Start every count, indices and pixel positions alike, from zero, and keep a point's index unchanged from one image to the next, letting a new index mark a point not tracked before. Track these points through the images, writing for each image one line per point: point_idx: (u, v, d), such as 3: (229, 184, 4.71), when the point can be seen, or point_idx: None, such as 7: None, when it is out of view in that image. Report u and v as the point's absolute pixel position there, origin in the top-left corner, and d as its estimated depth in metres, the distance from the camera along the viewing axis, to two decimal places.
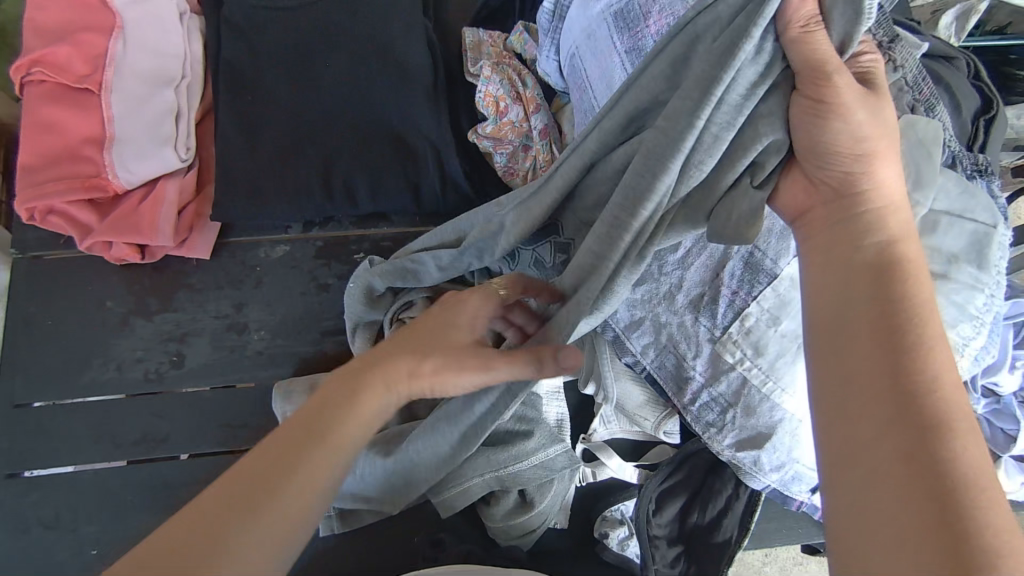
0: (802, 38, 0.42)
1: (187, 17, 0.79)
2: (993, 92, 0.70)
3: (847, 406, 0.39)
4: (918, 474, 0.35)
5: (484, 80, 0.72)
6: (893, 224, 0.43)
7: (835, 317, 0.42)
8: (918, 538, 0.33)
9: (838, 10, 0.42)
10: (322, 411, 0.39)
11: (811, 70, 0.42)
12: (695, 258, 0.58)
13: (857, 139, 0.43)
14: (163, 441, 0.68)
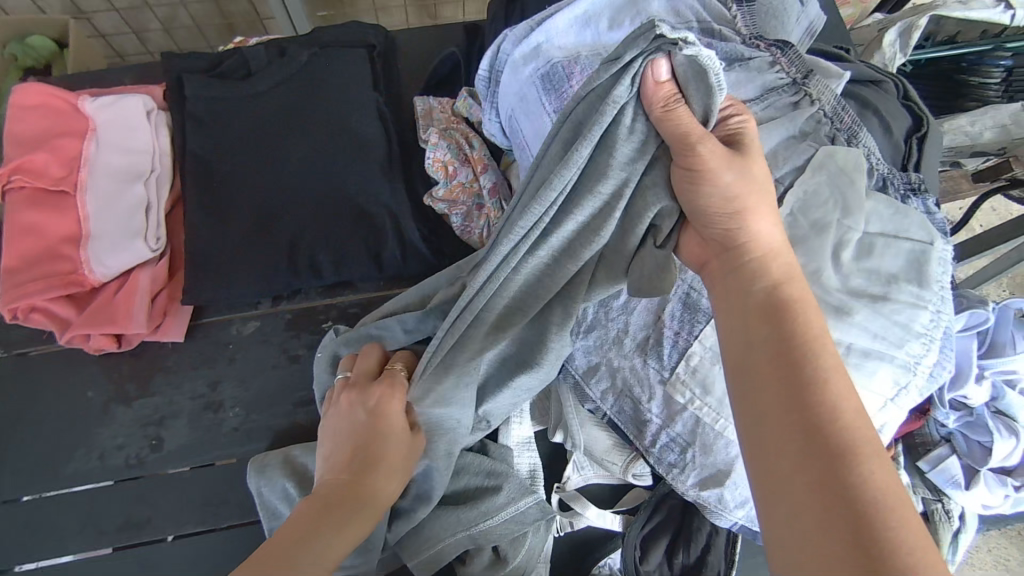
0: (665, 116, 0.47)
1: (154, 114, 0.82)
2: (924, 110, 0.71)
3: (763, 442, 0.43)
4: (830, 503, 0.39)
5: (431, 147, 0.75)
6: (775, 267, 0.49)
7: (741, 363, 0.47)
8: (841, 566, 0.37)
9: (691, 83, 0.46)
10: (326, 505, 0.50)
11: (677, 145, 0.47)
12: (637, 303, 0.61)
13: (726, 200, 0.49)
14: (146, 524, 0.70)
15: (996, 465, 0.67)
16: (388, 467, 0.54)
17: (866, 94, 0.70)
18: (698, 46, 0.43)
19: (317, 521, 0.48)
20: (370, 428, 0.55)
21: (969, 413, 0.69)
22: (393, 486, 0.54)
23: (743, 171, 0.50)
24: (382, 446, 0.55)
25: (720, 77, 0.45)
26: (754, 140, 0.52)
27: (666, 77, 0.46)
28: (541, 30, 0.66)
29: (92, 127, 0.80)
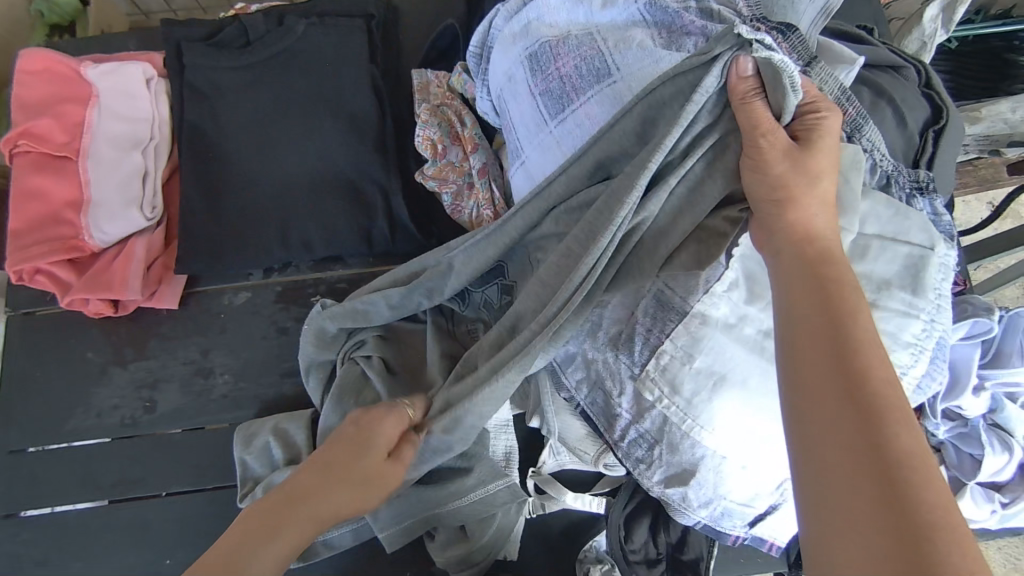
0: (742, 107, 0.51)
1: (154, 82, 0.83)
2: (946, 100, 0.66)
3: (802, 403, 0.46)
4: (865, 461, 0.41)
5: (420, 125, 0.74)
6: (819, 247, 0.51)
7: (788, 334, 0.49)
8: (867, 516, 0.40)
9: (769, 83, 0.50)
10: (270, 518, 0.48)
11: (746, 136, 0.52)
12: (612, 296, 0.60)
13: (772, 187, 0.52)
14: (140, 481, 0.73)
15: (985, 479, 0.65)
16: (338, 489, 0.50)
17: (883, 81, 0.65)
18: (773, 50, 0.48)
19: (252, 536, 0.47)
20: (343, 446, 0.52)
21: (963, 424, 0.66)
22: (344, 509, 0.50)
23: (796, 162, 0.52)
24: (353, 468, 0.51)
25: (795, 78, 0.49)
26: (827, 139, 0.52)
27: (751, 73, 0.50)
28: (532, 7, 0.65)
29: (93, 93, 0.80)
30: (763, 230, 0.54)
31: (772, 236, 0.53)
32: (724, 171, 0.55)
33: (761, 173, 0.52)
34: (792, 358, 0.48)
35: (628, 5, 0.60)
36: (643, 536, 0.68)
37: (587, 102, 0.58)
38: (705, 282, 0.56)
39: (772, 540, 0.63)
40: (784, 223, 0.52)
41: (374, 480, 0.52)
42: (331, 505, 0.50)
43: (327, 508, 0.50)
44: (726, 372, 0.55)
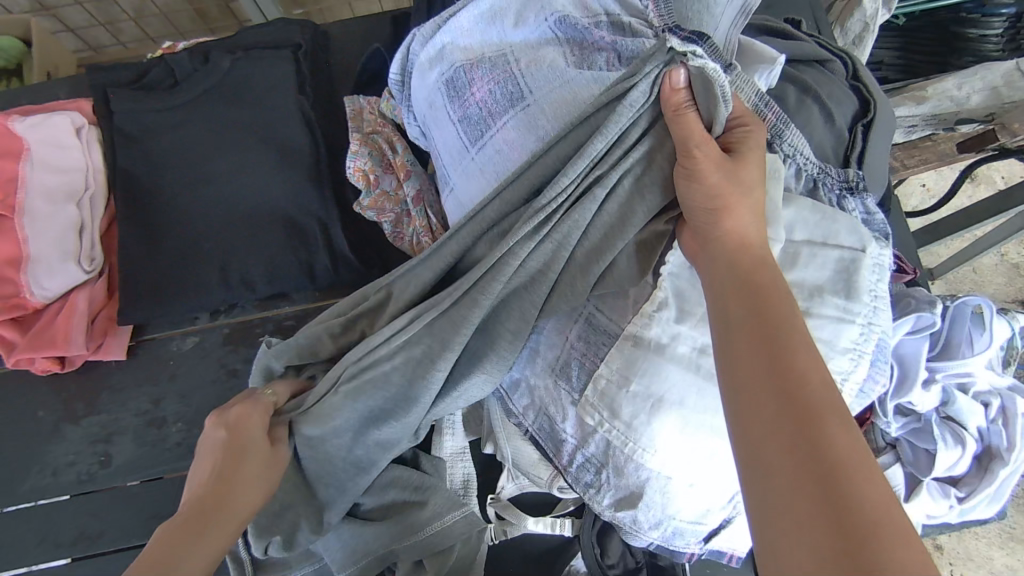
0: (675, 119, 0.52)
1: (83, 130, 0.82)
2: (874, 91, 0.65)
3: (741, 411, 0.43)
4: (802, 463, 0.39)
5: (351, 155, 0.73)
6: (750, 258, 0.50)
7: (724, 340, 0.47)
8: (808, 522, 0.37)
9: (700, 92, 0.51)
10: (186, 521, 0.50)
11: (679, 146, 0.52)
12: (548, 320, 0.60)
13: (709, 194, 0.51)
14: (100, 536, 0.72)
15: (940, 473, 0.65)
16: (240, 479, 0.55)
17: (809, 78, 0.64)
18: (706, 58, 0.49)
19: (175, 540, 0.49)
20: (226, 450, 0.56)
21: (916, 419, 0.65)
22: (252, 496, 0.55)
23: (728, 171, 0.51)
24: (244, 460, 0.56)
25: (725, 88, 0.50)
26: (756, 147, 0.53)
27: (683, 85, 0.52)
28: (447, 30, 0.64)
29: (24, 146, 0.77)
30: (697, 237, 0.53)
31: (706, 243, 0.52)
32: (654, 184, 0.54)
33: (695, 182, 0.52)
34: (729, 365, 0.46)
35: (539, 22, 0.59)
36: (617, 548, 0.68)
37: (504, 127, 0.58)
38: (632, 303, 0.56)
39: (731, 552, 0.62)
40: (718, 231, 0.51)
41: (268, 466, 0.57)
42: (238, 497, 0.54)
43: (239, 499, 0.54)
44: (663, 394, 0.54)
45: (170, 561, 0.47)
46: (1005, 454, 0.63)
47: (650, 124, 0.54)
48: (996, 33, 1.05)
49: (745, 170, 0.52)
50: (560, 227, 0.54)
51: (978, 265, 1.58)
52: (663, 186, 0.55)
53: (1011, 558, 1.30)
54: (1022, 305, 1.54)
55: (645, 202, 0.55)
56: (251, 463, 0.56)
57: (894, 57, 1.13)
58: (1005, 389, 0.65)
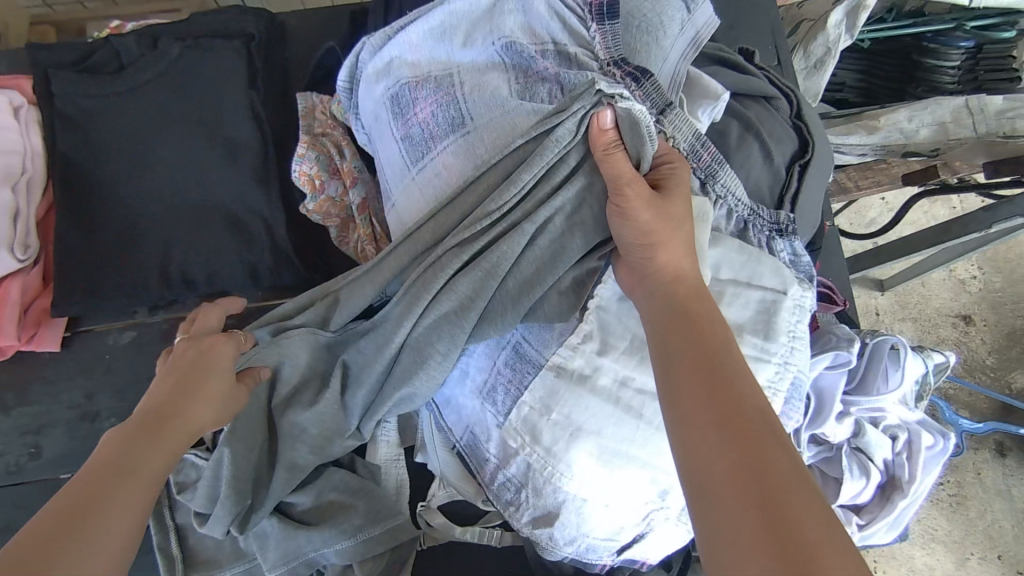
0: (605, 158, 0.53)
1: (23, 111, 0.80)
2: (813, 133, 0.67)
3: (682, 439, 0.44)
4: (744, 487, 0.39)
5: (296, 159, 0.71)
6: (686, 288, 0.52)
7: (666, 368, 0.48)
8: (755, 546, 0.37)
9: (627, 132, 0.53)
10: (137, 430, 0.49)
11: (610, 185, 0.53)
12: (477, 346, 0.60)
13: (641, 232, 0.52)
14: (26, 528, 0.72)
15: (846, 500, 0.68)
16: (191, 390, 0.53)
17: (752, 115, 0.65)
18: (632, 101, 0.51)
19: (126, 449, 0.47)
20: (194, 360, 0.55)
21: (829, 448, 0.68)
22: (205, 417, 0.53)
23: (659, 210, 0.52)
24: (205, 381, 0.54)
25: (651, 129, 0.52)
26: (682, 185, 0.54)
27: (610, 127, 0.53)
28: (393, 43, 0.64)
29: None
30: (633, 272, 0.54)
31: (641, 278, 0.53)
32: (583, 224, 0.55)
33: (625, 221, 0.53)
34: (670, 393, 0.47)
35: (486, 45, 0.59)
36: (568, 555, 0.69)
37: (443, 151, 0.58)
38: (558, 335, 0.57)
39: (643, 561, 0.65)
40: (654, 266, 0.52)
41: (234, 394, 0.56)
42: (190, 412, 0.52)
43: (191, 419, 0.52)
44: (582, 424, 0.56)
45: (121, 474, 0.46)
46: (905, 486, 0.67)
47: (581, 161, 0.55)
48: (953, 65, 1.07)
49: (678, 208, 0.52)
50: (488, 257, 0.55)
51: (927, 279, 1.63)
52: (594, 225, 0.55)
53: (930, 558, 1.38)
54: (965, 320, 1.60)
55: (573, 239, 0.55)
56: (203, 396, 0.54)
57: (855, 79, 1.15)
58: (913, 425, 0.68)
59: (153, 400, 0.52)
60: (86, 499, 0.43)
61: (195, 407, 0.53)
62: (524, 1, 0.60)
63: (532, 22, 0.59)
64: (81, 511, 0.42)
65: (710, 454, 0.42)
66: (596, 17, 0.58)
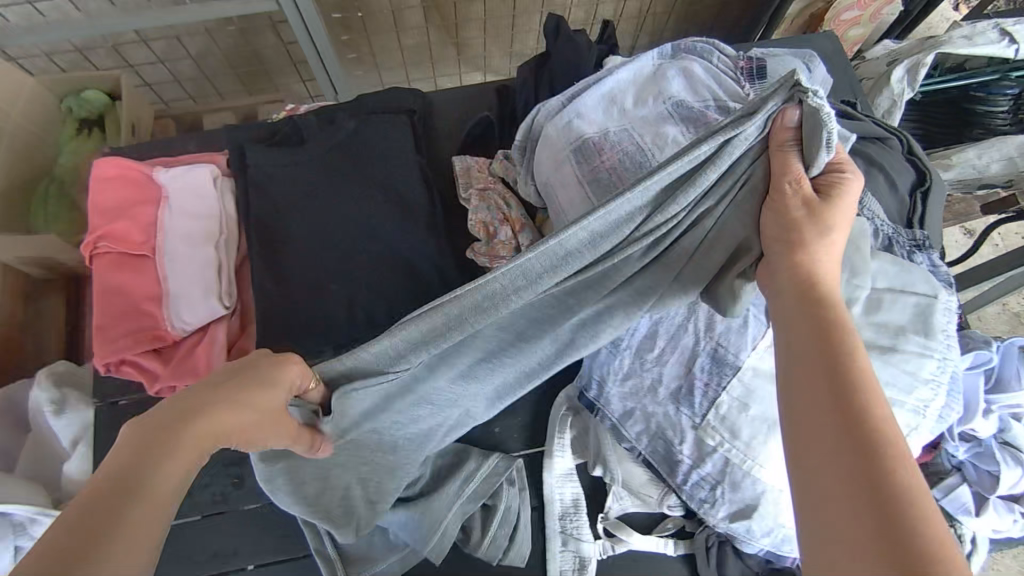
0: (779, 153, 0.56)
1: (220, 180, 0.93)
2: (927, 165, 0.77)
3: (801, 437, 0.48)
4: (854, 493, 0.43)
5: (473, 210, 0.84)
6: (811, 290, 0.54)
7: (786, 362, 0.52)
8: (861, 546, 0.41)
9: (806, 134, 0.55)
10: (149, 437, 0.46)
11: (773, 182, 0.57)
12: (670, 355, 0.67)
13: (788, 228, 0.56)
14: (233, 555, 0.80)
15: (1004, 492, 0.73)
16: (223, 401, 0.50)
17: (874, 152, 0.76)
18: (824, 99, 0.53)
19: (140, 456, 0.44)
20: (236, 376, 0.53)
21: (979, 444, 0.75)
22: (234, 425, 0.50)
23: (812, 210, 0.56)
24: (249, 396, 0.51)
25: (832, 134, 0.54)
26: (848, 195, 0.57)
27: (793, 124, 0.56)
28: (572, 107, 0.75)
29: (165, 194, 0.90)
30: (766, 268, 0.57)
31: (773, 273, 0.56)
32: (750, 216, 0.59)
33: (779, 212, 0.57)
34: (793, 384, 0.51)
35: (657, 105, 0.71)
36: (735, 569, 0.75)
37: None
38: (752, 339, 0.63)
39: None
40: (790, 262, 0.55)
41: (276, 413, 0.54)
42: (217, 423, 0.49)
43: (216, 424, 0.49)
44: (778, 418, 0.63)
45: (135, 487, 0.42)
46: None
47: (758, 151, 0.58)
48: (1003, 110, 1.20)
49: (834, 214, 0.56)
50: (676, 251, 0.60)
51: (983, 314, 1.70)
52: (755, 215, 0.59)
53: None
54: None
55: (735, 227, 0.60)
56: (234, 414, 0.50)
57: (913, 129, 1.28)
58: None
59: (165, 409, 0.48)
60: (98, 514, 0.40)
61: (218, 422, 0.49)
62: (683, 69, 0.72)
63: (692, 84, 0.71)
64: (96, 529, 0.39)
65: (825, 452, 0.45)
66: (748, 79, 0.72)
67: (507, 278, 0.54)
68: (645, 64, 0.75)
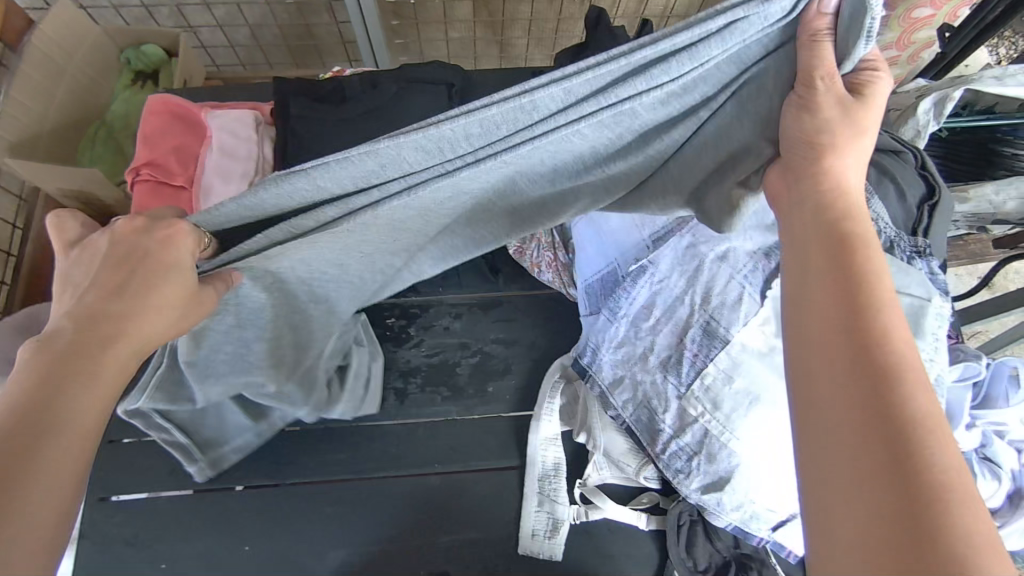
0: (810, 44, 0.50)
1: (262, 128, 0.99)
2: (939, 180, 0.78)
3: (811, 354, 0.46)
4: (865, 419, 0.41)
5: None
6: (843, 208, 0.51)
7: (804, 279, 0.50)
8: (869, 473, 0.39)
9: (843, 24, 0.49)
10: (66, 359, 0.47)
11: (800, 76, 0.51)
12: (663, 325, 0.71)
13: (816, 131, 0.51)
14: (225, 474, 0.82)
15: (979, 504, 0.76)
16: (140, 300, 0.50)
17: (888, 163, 0.79)
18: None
19: (60, 378, 0.46)
20: (137, 265, 0.50)
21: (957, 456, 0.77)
22: (156, 323, 0.51)
23: (845, 109, 0.51)
24: (154, 294, 0.50)
25: (874, 22, 0.46)
26: (875, 98, 0.51)
27: (830, 11, 0.49)
28: None
29: (208, 133, 0.95)
30: (787, 176, 0.54)
31: (799, 180, 0.53)
32: (754, 115, 0.56)
33: (807, 110, 0.51)
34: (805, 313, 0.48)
35: None
36: (704, 550, 0.76)
37: None
38: (742, 315, 0.66)
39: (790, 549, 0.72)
40: (815, 171, 0.52)
41: (180, 299, 0.52)
42: (128, 327, 0.50)
43: (137, 328, 0.50)
44: (761, 394, 0.65)
45: (56, 411, 0.45)
46: None
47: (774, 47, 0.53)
48: None
49: (866, 113, 0.51)
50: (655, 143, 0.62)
51: None
52: (764, 120, 0.56)
53: None
54: None
55: (740, 129, 0.57)
56: (150, 321, 0.51)
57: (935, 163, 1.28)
58: None
59: (80, 312, 0.49)
60: (21, 440, 0.43)
61: (138, 328, 0.50)
62: None
63: None
64: (19, 454, 0.42)
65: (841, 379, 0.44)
66: None
67: (466, 147, 0.53)
68: None
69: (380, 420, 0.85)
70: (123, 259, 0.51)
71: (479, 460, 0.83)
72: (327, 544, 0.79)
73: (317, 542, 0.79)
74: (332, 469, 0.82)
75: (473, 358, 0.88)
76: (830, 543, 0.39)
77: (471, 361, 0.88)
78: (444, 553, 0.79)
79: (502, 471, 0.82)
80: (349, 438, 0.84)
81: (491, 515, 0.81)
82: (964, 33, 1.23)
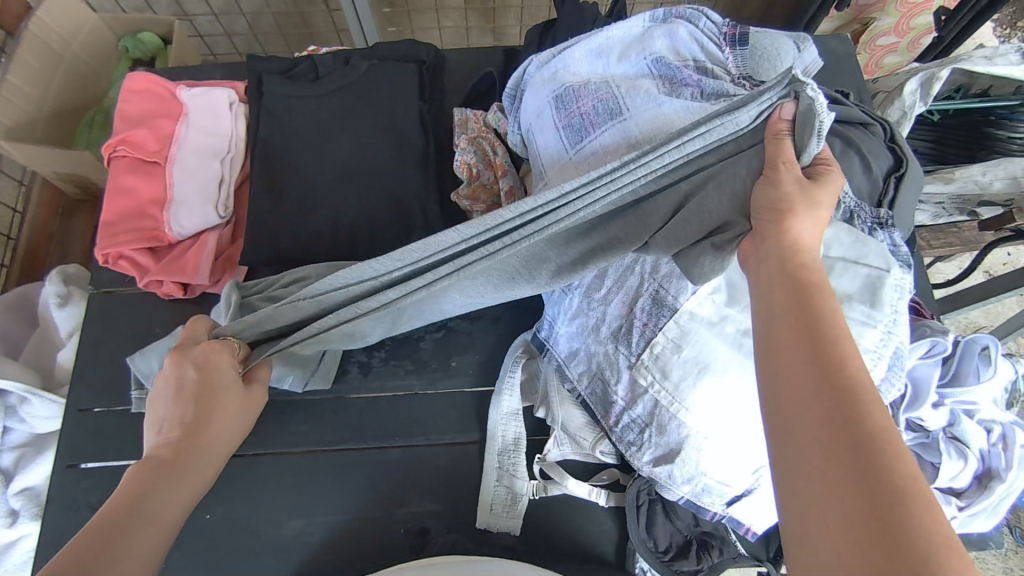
0: (773, 140, 0.57)
1: (235, 105, 0.99)
2: (907, 153, 0.76)
3: (778, 397, 0.45)
4: (841, 462, 0.39)
5: (459, 151, 0.89)
6: (798, 253, 0.53)
7: (767, 326, 0.50)
8: (842, 520, 0.37)
9: (800, 126, 0.57)
10: (159, 461, 0.59)
11: (768, 163, 0.57)
12: (615, 296, 0.73)
13: (778, 199, 0.55)
14: None
15: (945, 483, 0.74)
16: (212, 414, 0.64)
17: (854, 135, 0.76)
18: (818, 93, 0.55)
19: (153, 478, 0.58)
20: (202, 383, 0.65)
21: (925, 435, 0.75)
22: (222, 439, 0.64)
23: (803, 187, 0.56)
24: (219, 401, 0.65)
25: (824, 125, 0.55)
26: (836, 183, 0.57)
27: (788, 118, 0.58)
28: (561, 60, 0.79)
29: (183, 110, 0.96)
30: (753, 240, 0.56)
31: (763, 241, 0.55)
32: (732, 193, 0.59)
33: (772, 185, 0.56)
34: (770, 348, 0.48)
35: (639, 60, 0.73)
36: (664, 530, 0.74)
37: (602, 134, 0.70)
38: (692, 285, 0.68)
39: (749, 526, 0.70)
40: (777, 228, 0.54)
41: (234, 416, 0.66)
42: (207, 437, 0.63)
43: (212, 436, 0.63)
44: (709, 362, 0.66)
45: (144, 505, 0.55)
46: (1003, 474, 0.73)
47: (743, 147, 0.60)
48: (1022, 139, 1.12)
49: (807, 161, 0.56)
50: (643, 208, 0.61)
51: None
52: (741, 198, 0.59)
53: None
54: None
55: (716, 209, 0.59)
56: (218, 434, 0.64)
57: (926, 148, 1.19)
58: (1006, 419, 0.75)
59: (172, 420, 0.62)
60: (117, 527, 0.52)
61: (211, 439, 0.63)
62: (670, 30, 0.73)
63: (677, 45, 0.73)
64: (112, 541, 0.51)
65: (811, 426, 0.42)
66: (728, 45, 0.71)
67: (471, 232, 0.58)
68: (635, 23, 0.77)
69: (344, 392, 0.85)
70: (189, 378, 0.64)
71: (440, 434, 0.83)
72: (287, 514, 0.80)
73: (276, 511, 0.80)
74: (294, 441, 0.83)
75: (437, 332, 0.89)
76: (809, 554, 0.38)
77: (435, 335, 0.88)
78: (403, 524, 0.79)
79: (463, 445, 0.82)
80: (312, 410, 0.84)
81: (450, 490, 0.80)
82: (960, 15, 1.17)
